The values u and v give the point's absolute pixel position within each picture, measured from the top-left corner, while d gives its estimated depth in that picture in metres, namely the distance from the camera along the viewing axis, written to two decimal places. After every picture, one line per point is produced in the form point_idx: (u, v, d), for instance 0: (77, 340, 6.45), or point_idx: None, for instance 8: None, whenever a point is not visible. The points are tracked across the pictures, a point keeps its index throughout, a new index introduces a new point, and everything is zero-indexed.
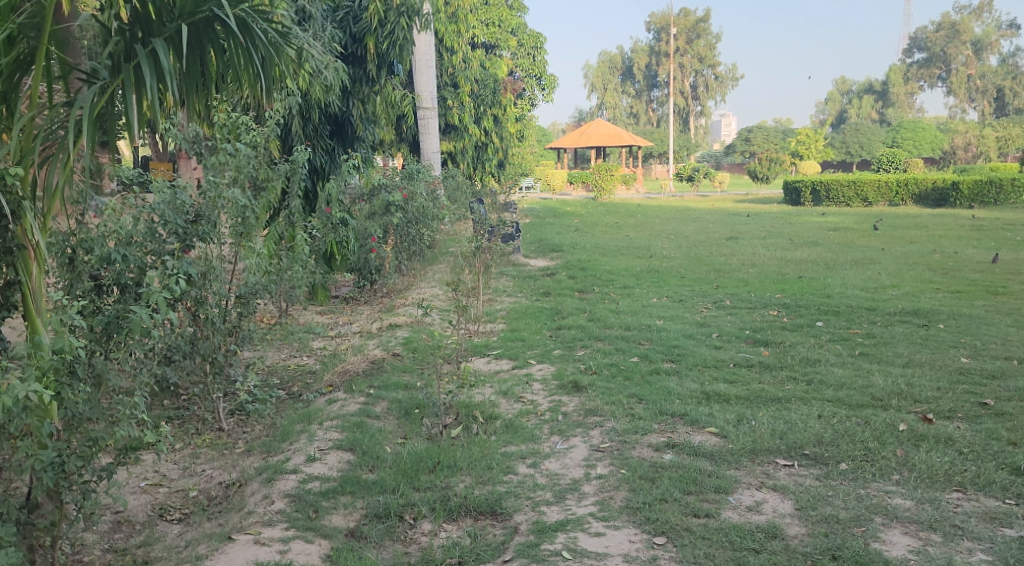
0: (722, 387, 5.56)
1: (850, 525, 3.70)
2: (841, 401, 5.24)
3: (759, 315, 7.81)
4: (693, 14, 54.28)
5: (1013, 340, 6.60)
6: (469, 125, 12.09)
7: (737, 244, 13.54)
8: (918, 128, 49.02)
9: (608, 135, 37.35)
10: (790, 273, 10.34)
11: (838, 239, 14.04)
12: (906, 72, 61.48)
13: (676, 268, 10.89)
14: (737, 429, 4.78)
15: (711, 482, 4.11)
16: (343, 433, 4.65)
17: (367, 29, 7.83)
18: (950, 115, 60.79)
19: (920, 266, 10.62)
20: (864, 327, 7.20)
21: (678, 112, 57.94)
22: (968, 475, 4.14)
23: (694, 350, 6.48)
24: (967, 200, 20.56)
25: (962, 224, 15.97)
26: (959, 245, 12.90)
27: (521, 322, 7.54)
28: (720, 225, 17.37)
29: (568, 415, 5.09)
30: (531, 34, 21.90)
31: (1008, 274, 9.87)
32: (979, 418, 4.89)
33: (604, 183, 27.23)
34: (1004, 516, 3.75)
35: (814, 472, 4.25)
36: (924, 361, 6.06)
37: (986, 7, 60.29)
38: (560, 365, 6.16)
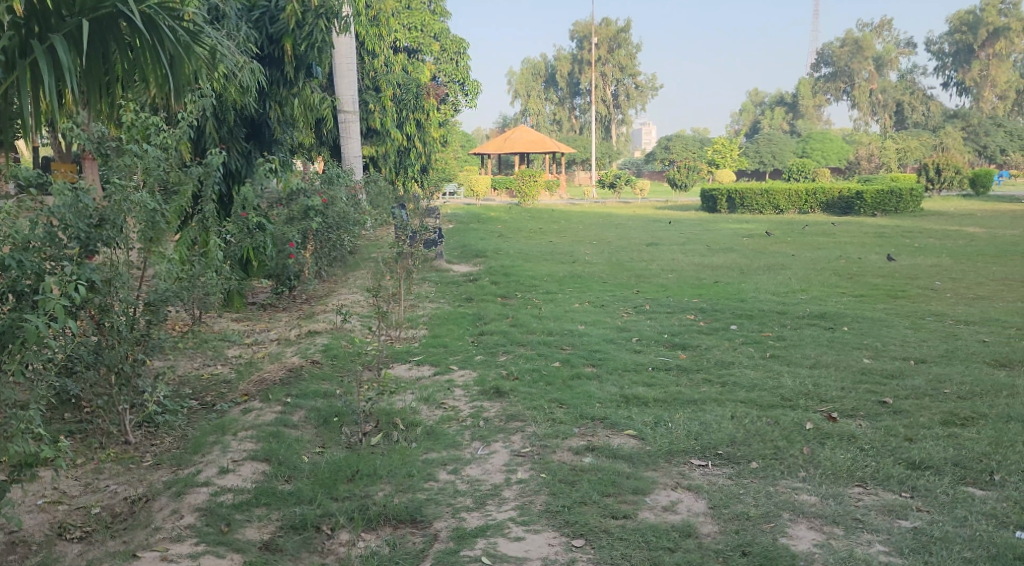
0: (641, 390, 5.66)
1: (759, 521, 3.82)
2: (753, 401, 5.40)
3: (677, 319, 7.98)
4: (614, 24, 55.28)
5: (911, 341, 6.93)
6: (391, 130, 11.97)
7: (657, 250, 13.81)
8: (826, 138, 51.10)
9: (532, 141, 37.58)
10: (707, 278, 10.61)
11: (752, 246, 14.48)
12: (815, 85, 63.97)
13: (598, 274, 11.03)
14: (655, 431, 4.88)
15: (630, 484, 4.17)
16: (258, 444, 4.55)
17: (284, 31, 7.58)
18: (856, 126, 63.56)
19: (826, 271, 11.06)
20: (775, 330, 7.44)
21: (600, 120, 58.83)
22: (868, 470, 4.32)
23: (615, 354, 6.57)
24: (870, 208, 21.58)
25: (867, 232, 16.69)
26: (863, 251, 13.48)
27: (443, 328, 7.52)
28: (640, 231, 17.66)
29: (489, 420, 5.10)
30: (454, 39, 21.87)
31: (907, 279, 10.37)
32: (879, 416, 5.11)
33: (528, 189, 27.38)
34: (900, 509, 3.92)
35: (726, 471, 4.37)
36: (830, 362, 6.30)
37: (886, 26, 63.47)
38: (482, 370, 6.15)
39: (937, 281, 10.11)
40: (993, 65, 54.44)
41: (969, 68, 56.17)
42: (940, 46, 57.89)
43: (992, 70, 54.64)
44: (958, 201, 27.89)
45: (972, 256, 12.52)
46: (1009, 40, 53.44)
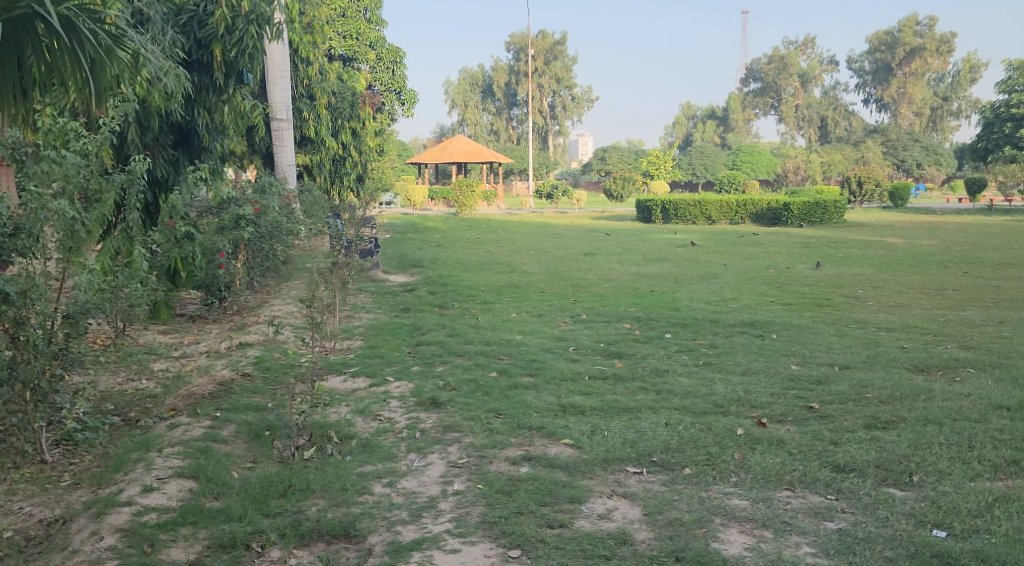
0: (578, 399, 5.68)
1: (693, 527, 3.86)
2: (686, 409, 5.47)
3: (614, 328, 8.04)
4: (551, 36, 55.80)
5: (836, 348, 7.13)
6: (326, 138, 11.83)
7: (593, 260, 13.92)
8: (755, 152, 52.43)
9: (468, 151, 37.52)
10: (643, 287, 10.75)
11: (686, 256, 14.73)
12: (744, 99, 65.48)
13: (536, 283, 11.06)
14: (591, 440, 4.90)
15: (566, 492, 4.18)
16: (185, 461, 4.41)
17: (213, 36, 7.46)
18: (784, 140, 65.49)
19: (757, 281, 11.33)
20: (708, 339, 7.56)
21: (537, 131, 59.18)
22: (796, 474, 4.41)
23: (553, 363, 6.59)
24: (797, 219, 22.40)
25: (794, 242, 17.17)
26: (791, 260, 13.85)
27: (380, 339, 7.43)
28: (577, 241, 17.80)
29: (426, 432, 5.05)
30: (390, 48, 21.72)
31: (832, 287, 10.70)
32: (806, 421, 5.24)
33: (466, 200, 27.31)
34: (826, 511, 4.02)
35: (661, 477, 4.41)
36: (760, 369, 6.44)
37: (810, 44, 65.69)
38: (419, 381, 6.09)
39: (860, 290, 10.45)
40: (910, 84, 56.82)
41: (887, 86, 58.48)
42: (861, 64, 60.08)
43: (909, 87, 57.02)
44: (878, 213, 29.00)
45: (893, 265, 12.99)
46: (925, 59, 55.88)
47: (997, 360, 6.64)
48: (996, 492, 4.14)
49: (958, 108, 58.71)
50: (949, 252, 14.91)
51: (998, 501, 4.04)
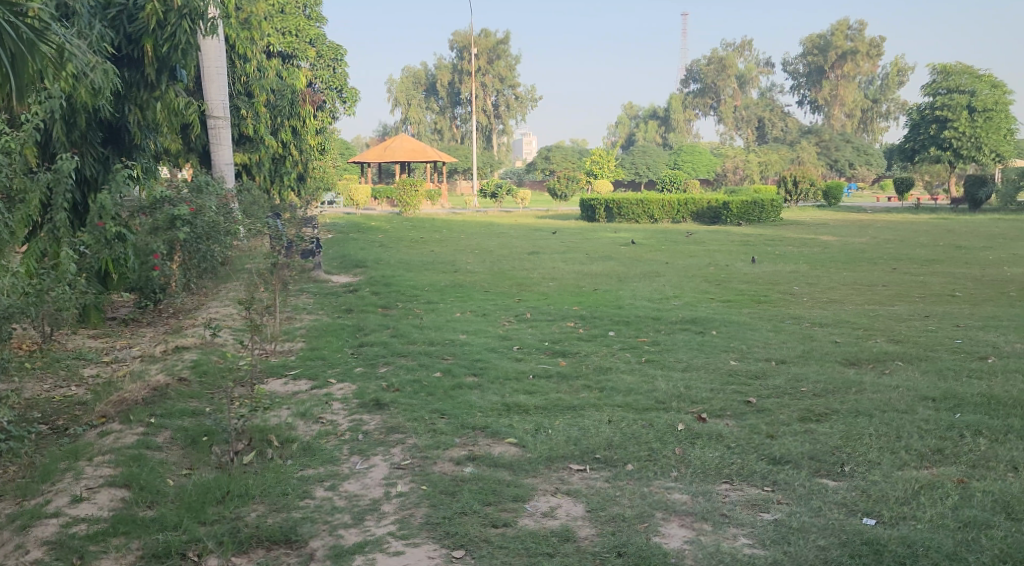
0: (522, 398, 5.69)
1: (634, 522, 3.91)
2: (629, 406, 5.53)
3: (558, 327, 8.07)
4: (494, 35, 55.78)
5: (774, 343, 7.29)
6: (265, 137, 11.59)
7: (538, 259, 13.95)
8: (696, 151, 53.03)
9: (412, 150, 37.20)
10: (586, 286, 10.84)
11: (629, 254, 14.90)
12: (684, 100, 65.83)
13: (480, 283, 11.05)
14: (535, 438, 4.91)
15: (510, 491, 4.18)
16: (117, 469, 4.29)
17: (144, 30, 7.22)
18: (723, 140, 66.75)
19: (697, 278, 11.52)
20: (650, 336, 7.64)
21: (480, 130, 59.11)
22: (734, 467, 4.50)
23: (497, 363, 6.58)
24: (736, 218, 22.97)
25: (733, 240, 17.53)
26: (730, 258, 14.13)
27: (321, 340, 7.33)
28: (521, 240, 17.84)
29: (369, 434, 5.00)
30: (330, 46, 21.44)
31: (770, 284, 10.93)
32: (744, 415, 5.34)
33: (410, 199, 27.13)
34: (763, 503, 4.11)
35: (604, 474, 4.45)
36: (700, 365, 6.54)
37: (747, 46, 67.17)
38: (362, 383, 6.02)
39: (796, 286, 10.70)
40: (842, 86, 58.47)
41: (821, 88, 60.08)
42: (795, 66, 61.62)
43: (841, 89, 58.69)
44: (813, 212, 29.75)
45: (826, 262, 13.36)
46: (856, 62, 57.57)
47: (924, 352, 6.88)
48: (922, 480, 4.28)
49: (887, 109, 60.66)
50: (879, 249, 15.37)
51: (924, 489, 4.18)
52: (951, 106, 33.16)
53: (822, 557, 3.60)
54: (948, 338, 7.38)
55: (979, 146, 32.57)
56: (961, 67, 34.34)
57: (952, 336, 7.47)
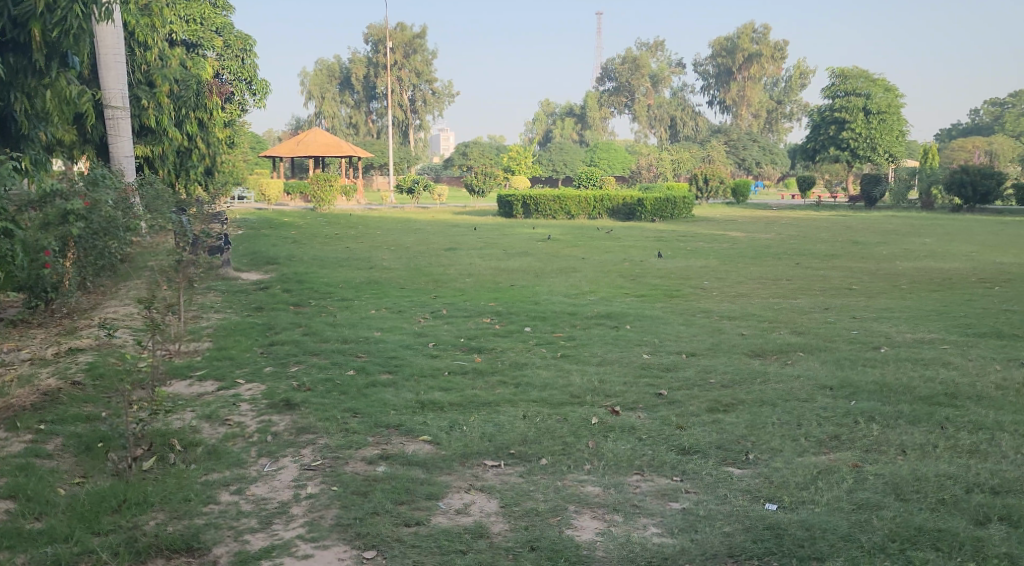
0: (437, 395, 5.65)
1: (547, 516, 3.93)
2: (544, 400, 5.55)
3: (474, 323, 8.05)
4: (410, 29, 55.26)
5: (685, 337, 7.46)
6: (168, 128, 11.12)
7: (454, 255, 13.89)
8: (612, 149, 54.22)
9: (325, 144, 36.59)
10: (503, 282, 10.84)
11: (547, 250, 15.00)
12: (600, 98, 66.53)
13: (396, 279, 10.93)
14: (450, 435, 4.88)
15: (423, 489, 4.14)
16: (2, 480, 4.05)
17: (30, 12, 6.58)
18: (637, 138, 68.03)
19: (612, 274, 11.68)
20: (565, 331, 7.70)
21: (396, 125, 58.43)
22: (646, 458, 4.57)
23: (412, 360, 6.52)
24: (651, 214, 23.55)
25: (647, 236, 17.85)
26: (643, 254, 14.38)
27: (229, 340, 7.10)
28: (439, 236, 17.71)
29: (278, 435, 4.87)
30: (239, 35, 20.73)
31: (682, 279, 11.19)
32: (656, 407, 5.44)
33: (324, 194, 26.58)
34: (672, 492, 4.18)
35: (518, 469, 4.45)
36: (614, 359, 6.63)
37: (660, 47, 68.66)
38: (272, 383, 5.86)
39: (706, 281, 10.97)
40: (748, 87, 60.36)
41: (729, 89, 61.75)
42: (705, 68, 63.29)
43: (748, 90, 60.59)
44: (722, 208, 30.61)
45: (735, 258, 13.75)
46: (761, 64, 59.56)
47: (824, 343, 7.16)
48: (820, 465, 4.44)
49: (791, 110, 62.97)
50: (784, 245, 15.93)
51: (822, 473, 4.34)
52: (849, 108, 34.68)
53: (727, 543, 3.69)
54: (845, 329, 7.69)
55: (875, 146, 34.37)
56: (858, 71, 35.70)
57: (849, 327, 7.79)
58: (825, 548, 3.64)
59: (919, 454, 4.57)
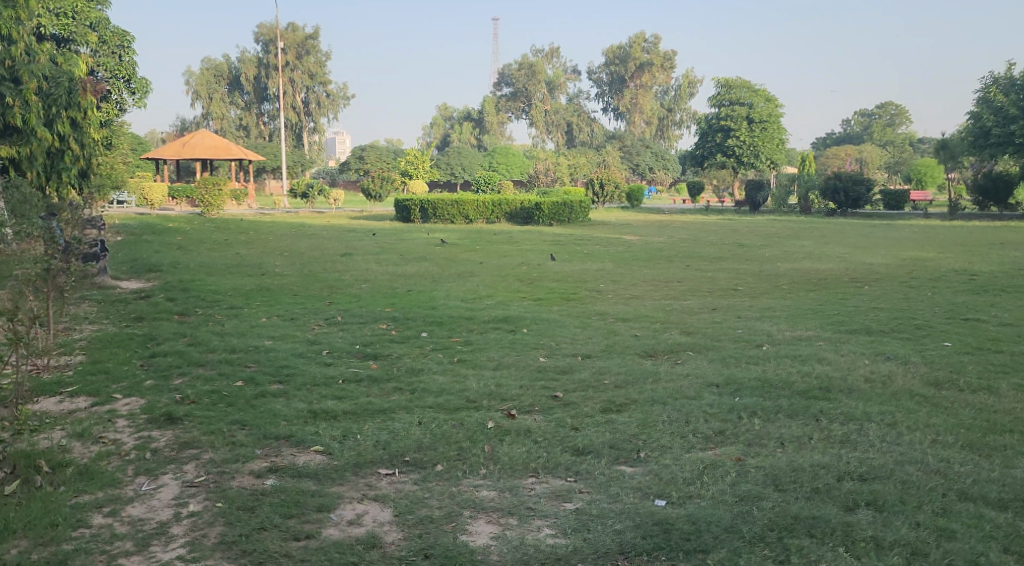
0: (330, 403, 5.53)
1: (441, 522, 3.90)
2: (439, 406, 5.52)
3: (369, 329, 7.93)
4: (302, 30, 54.20)
5: (580, 339, 7.58)
6: (37, 127, 10.58)
7: (350, 261, 13.65)
8: (509, 153, 55.01)
9: (214, 146, 35.23)
10: (400, 287, 10.74)
11: (444, 254, 14.97)
12: (497, 103, 66.36)
13: (288, 285, 10.66)
14: (342, 445, 4.77)
15: (314, 501, 4.04)
16: None
17: None
18: (534, 143, 68.86)
19: (509, 278, 11.75)
20: (462, 336, 7.68)
21: (290, 127, 57.08)
22: (541, 460, 4.60)
23: (303, 368, 6.36)
24: (548, 218, 24.07)
25: (545, 239, 18.09)
26: (540, 257, 14.55)
27: (105, 353, 6.74)
28: (335, 241, 17.42)
29: (159, 451, 4.65)
30: (115, 31, 19.82)
31: (577, 282, 11.38)
32: (551, 409, 5.49)
33: (212, 199, 25.64)
34: (566, 493, 4.23)
35: (413, 476, 4.40)
36: (510, 363, 6.66)
37: (555, 54, 69.63)
38: (152, 396, 5.60)
39: (602, 283, 11.17)
40: (640, 95, 62.06)
41: (622, 96, 63.18)
42: (599, 75, 64.38)
43: (640, 98, 62.28)
44: (617, 213, 31.29)
45: (628, 260, 14.09)
46: (652, 73, 61.35)
47: (712, 342, 7.41)
48: (707, 460, 4.59)
49: (680, 118, 65.23)
50: (674, 248, 16.46)
51: (707, 468, 4.48)
52: (734, 117, 36.23)
53: (618, 540, 3.75)
54: (731, 328, 8.00)
55: (757, 153, 35.88)
56: (741, 81, 37.03)
57: (734, 327, 8.10)
58: (710, 540, 3.75)
59: (797, 446, 4.79)
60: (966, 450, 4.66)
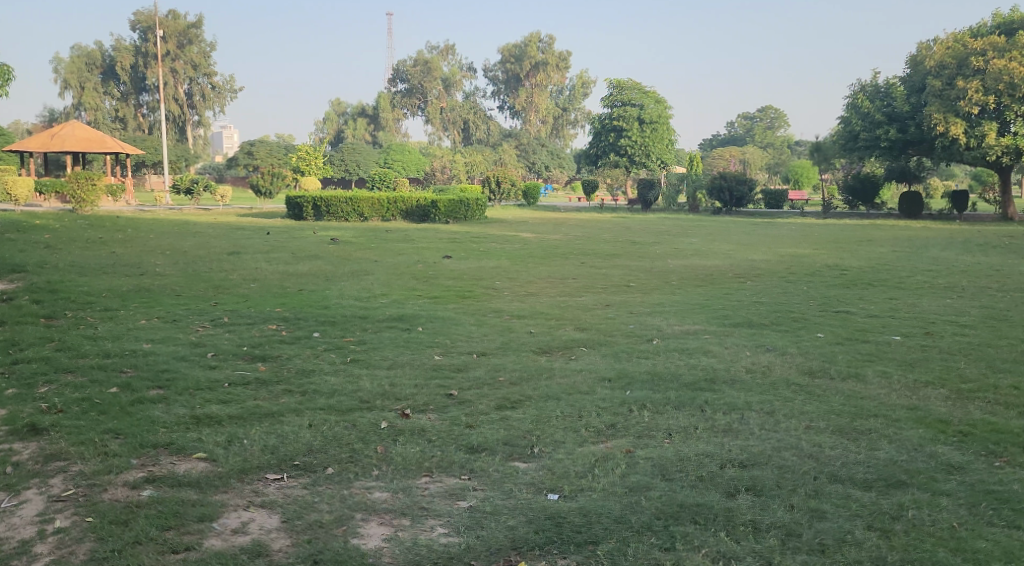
0: (214, 408, 5.32)
1: (331, 526, 3.81)
2: (331, 407, 5.40)
3: (258, 330, 7.68)
4: (183, 18, 51.99)
5: (476, 336, 7.57)
6: None
7: (238, 260, 13.18)
8: (405, 150, 54.60)
9: (86, 139, 33.39)
10: (291, 286, 10.46)
11: (337, 252, 14.67)
12: (392, 99, 65.38)
13: (170, 286, 10.21)
14: (227, 451, 4.61)
15: (194, 510, 3.88)
16: None
17: None
18: (430, 140, 68.56)
19: (405, 276, 11.63)
20: (356, 335, 7.55)
21: (172, 120, 54.70)
22: (435, 460, 4.57)
23: (185, 372, 6.10)
24: (444, 216, 24.03)
25: (441, 237, 18.01)
26: (436, 255, 14.47)
27: None
28: (221, 239, 16.80)
29: (21, 465, 4.36)
30: None
31: (473, 280, 11.39)
32: (446, 408, 5.45)
33: (86, 194, 24.28)
34: (460, 491, 4.21)
35: (302, 480, 4.29)
36: (405, 362, 6.58)
37: (450, 51, 69.47)
38: (15, 406, 5.25)
39: (497, 281, 11.21)
40: (535, 94, 62.73)
41: (517, 95, 63.60)
42: (494, 73, 64.56)
43: (535, 97, 62.98)
44: (514, 211, 31.44)
45: (524, 258, 14.19)
46: (547, 72, 62.01)
47: (605, 338, 7.54)
48: (598, 453, 4.67)
49: (574, 118, 66.47)
50: (569, 245, 16.70)
51: (599, 461, 4.55)
52: (626, 118, 36.99)
53: (511, 536, 3.77)
54: (623, 324, 8.17)
55: (649, 153, 37.15)
56: (632, 83, 38.06)
57: (626, 322, 8.27)
58: (600, 531, 3.82)
59: (683, 436, 4.94)
60: (837, 435, 4.92)
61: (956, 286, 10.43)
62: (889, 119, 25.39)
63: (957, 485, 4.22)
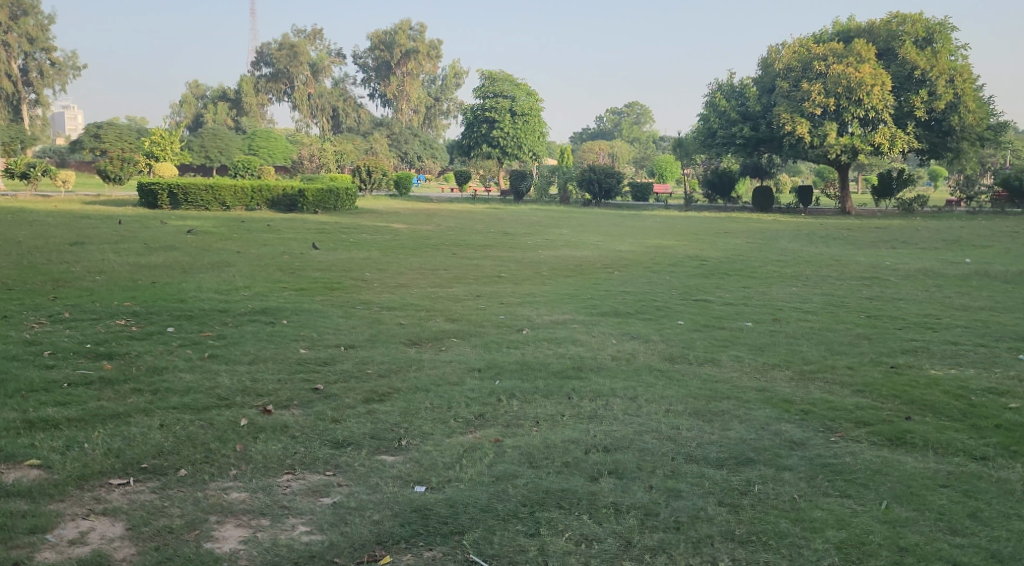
0: (51, 411, 4.93)
1: (182, 531, 3.61)
2: (185, 406, 5.12)
3: (104, 325, 7.20)
4: None
5: (343, 328, 7.40)
6: None
7: (83, 250, 12.31)
8: (270, 137, 52.54)
9: None
10: (142, 279, 9.86)
11: (196, 243, 13.97)
12: (256, 84, 63.01)
13: (3, 279, 9.39)
14: (64, 457, 4.27)
15: (25, 522, 3.58)
16: None
17: None
18: (298, 128, 66.65)
19: (270, 267, 11.21)
20: (215, 329, 7.21)
21: (5, 98, 50.54)
22: (297, 457, 4.41)
23: (18, 372, 5.63)
24: (313, 205, 23.35)
25: (308, 228, 17.47)
26: (304, 246, 14.03)
27: None
28: (63, 228, 15.62)
29: None
30: None
31: (342, 271, 11.12)
32: (311, 403, 5.28)
33: None
34: (323, 488, 4.08)
35: (151, 484, 4.04)
36: (267, 356, 6.34)
37: (319, 36, 67.66)
38: None
39: (367, 272, 10.98)
40: (406, 82, 62.04)
41: (389, 82, 62.34)
42: (365, 60, 63.34)
43: (406, 86, 62.26)
44: (385, 201, 31.02)
45: (395, 249, 13.98)
46: (418, 61, 61.40)
47: (474, 328, 7.54)
48: (466, 444, 4.65)
49: (446, 107, 66.22)
50: (441, 236, 16.61)
51: (466, 452, 4.53)
52: (497, 109, 37.19)
53: (375, 531, 3.68)
54: (493, 314, 8.19)
55: (520, 145, 37.53)
56: (504, 75, 38.07)
57: (496, 312, 8.30)
58: (465, 521, 3.80)
59: (550, 424, 4.99)
60: (694, 417, 5.11)
61: (802, 275, 11.09)
62: (743, 117, 26.69)
63: (799, 460, 4.48)
